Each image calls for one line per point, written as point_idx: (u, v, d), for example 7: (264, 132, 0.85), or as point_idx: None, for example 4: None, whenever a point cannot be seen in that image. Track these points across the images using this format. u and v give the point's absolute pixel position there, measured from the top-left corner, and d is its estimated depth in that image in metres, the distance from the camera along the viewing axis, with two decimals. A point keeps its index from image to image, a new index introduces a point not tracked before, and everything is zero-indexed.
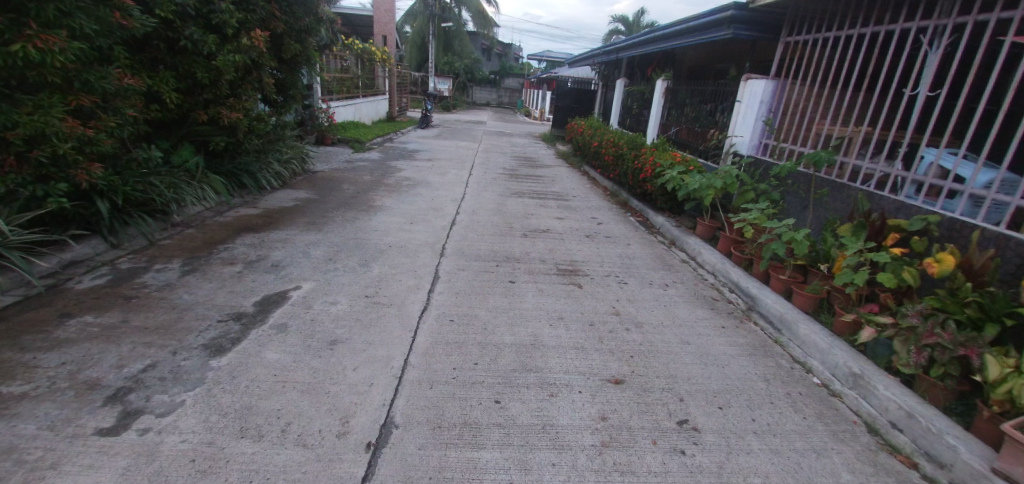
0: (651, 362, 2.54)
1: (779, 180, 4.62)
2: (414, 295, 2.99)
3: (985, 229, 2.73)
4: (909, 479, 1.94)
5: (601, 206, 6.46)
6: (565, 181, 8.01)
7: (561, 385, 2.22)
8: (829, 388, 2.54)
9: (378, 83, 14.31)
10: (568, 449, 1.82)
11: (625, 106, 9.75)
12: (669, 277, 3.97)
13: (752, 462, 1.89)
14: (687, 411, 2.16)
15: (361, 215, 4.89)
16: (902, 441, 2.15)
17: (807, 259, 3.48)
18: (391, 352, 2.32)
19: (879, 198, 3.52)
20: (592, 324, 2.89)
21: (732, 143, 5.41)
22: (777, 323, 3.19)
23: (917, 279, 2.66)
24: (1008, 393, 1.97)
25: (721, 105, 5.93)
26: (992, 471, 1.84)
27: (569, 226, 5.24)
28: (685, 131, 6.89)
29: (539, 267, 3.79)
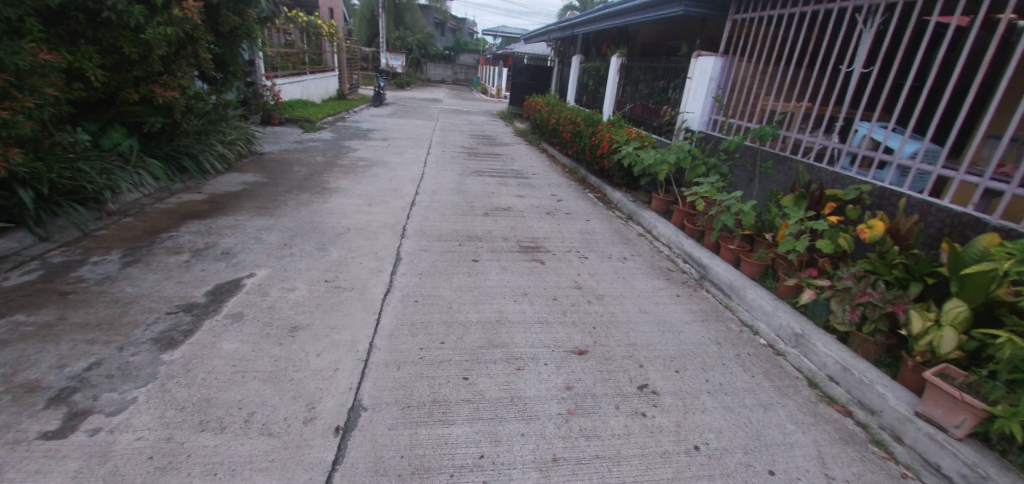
0: (612, 332, 2.64)
1: (728, 154, 4.82)
2: (376, 278, 2.95)
3: (910, 197, 2.97)
4: (844, 426, 2.14)
5: (561, 183, 6.53)
6: (525, 159, 8.02)
7: (527, 358, 2.27)
8: (774, 347, 2.74)
9: (325, 58, 13.62)
10: (536, 418, 1.89)
11: (582, 83, 9.77)
12: (627, 250, 4.09)
13: (706, 419, 2.02)
14: (647, 376, 2.27)
15: (316, 198, 4.73)
16: (838, 392, 2.36)
17: (753, 229, 3.67)
18: (355, 336, 2.29)
19: (819, 170, 3.74)
20: (555, 298, 2.96)
21: (683, 119, 5.54)
22: (727, 290, 3.38)
23: (851, 244, 2.87)
24: (929, 345, 2.18)
25: (674, 82, 6.05)
26: (915, 414, 2.05)
27: (530, 204, 5.27)
28: (640, 107, 7.01)
29: (501, 245, 3.80)
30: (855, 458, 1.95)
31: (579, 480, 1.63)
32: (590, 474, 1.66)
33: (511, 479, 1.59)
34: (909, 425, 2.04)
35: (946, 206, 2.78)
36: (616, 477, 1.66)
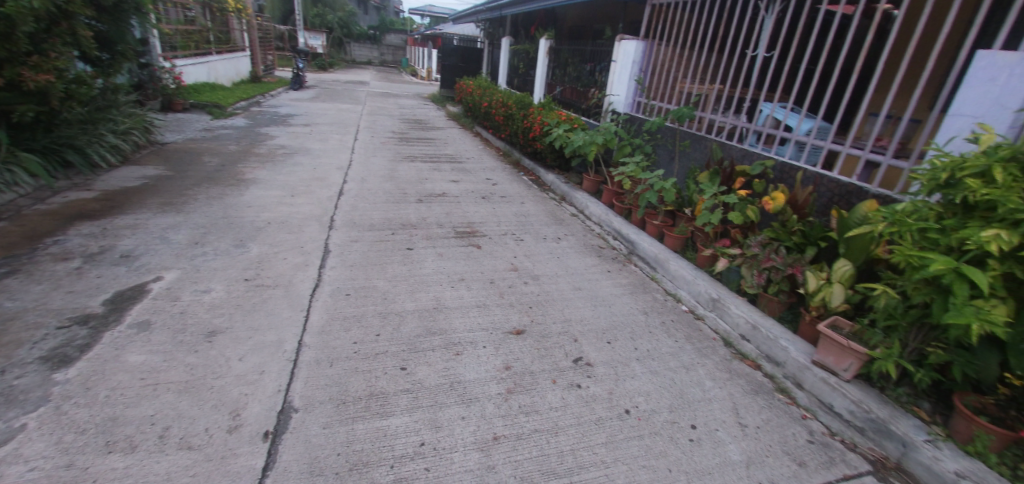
0: (548, 310, 2.72)
1: (651, 134, 5.05)
2: (302, 273, 2.81)
3: (806, 170, 3.29)
4: (754, 378, 2.38)
5: (495, 166, 6.53)
6: (457, 143, 7.90)
7: (466, 343, 2.28)
8: (695, 313, 2.96)
9: (234, 37, 12.48)
10: (475, 400, 1.91)
11: (513, 65, 9.74)
12: (561, 230, 4.19)
13: (636, 385, 2.16)
14: (581, 350, 2.37)
15: (230, 190, 4.37)
16: (749, 348, 2.60)
17: (675, 205, 3.91)
18: (282, 335, 2.18)
19: (730, 147, 4.03)
20: (492, 282, 2.98)
21: (610, 102, 5.73)
22: (653, 263, 3.58)
23: (758, 215, 3.14)
24: (821, 301, 2.46)
25: (600, 65, 6.20)
26: (812, 363, 2.32)
27: (464, 188, 5.23)
28: (569, 90, 7.13)
29: (436, 232, 3.75)
30: (763, 405, 2.18)
31: (519, 456, 1.68)
32: (530, 449, 1.71)
33: (453, 463, 1.60)
34: (807, 372, 2.30)
35: (835, 178, 3.11)
36: (555, 448, 1.74)
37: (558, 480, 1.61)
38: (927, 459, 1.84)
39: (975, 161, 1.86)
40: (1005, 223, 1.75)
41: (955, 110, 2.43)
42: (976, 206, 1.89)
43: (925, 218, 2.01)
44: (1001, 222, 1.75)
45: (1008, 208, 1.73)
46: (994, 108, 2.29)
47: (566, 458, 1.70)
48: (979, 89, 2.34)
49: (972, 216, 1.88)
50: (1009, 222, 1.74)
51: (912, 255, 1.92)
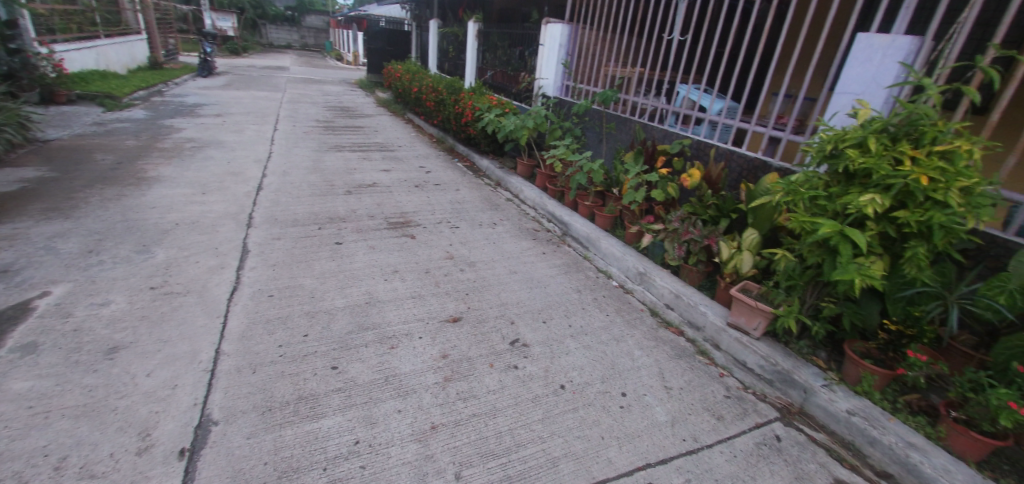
0: (485, 296, 2.73)
1: (579, 117, 5.16)
2: (218, 276, 2.61)
3: (719, 147, 3.51)
4: (678, 344, 2.55)
5: (428, 153, 6.40)
6: (388, 130, 7.64)
7: (401, 336, 2.24)
8: (624, 287, 3.11)
9: (125, 18, 11.16)
10: (412, 392, 1.89)
11: (442, 49, 9.49)
12: (497, 216, 4.21)
13: (571, 361, 2.24)
14: (518, 332, 2.41)
15: (130, 190, 3.95)
16: (674, 316, 2.78)
17: (603, 185, 4.04)
18: (197, 345, 2.02)
19: (652, 128, 4.21)
20: (427, 271, 2.94)
21: (539, 86, 5.77)
22: (585, 242, 3.70)
23: (678, 191, 3.33)
24: (734, 267, 2.67)
25: (529, 49, 6.20)
26: (727, 325, 2.52)
27: (396, 177, 5.08)
28: (500, 74, 7.09)
29: (367, 224, 3.62)
30: (686, 368, 2.34)
31: (458, 442, 1.69)
32: (467, 434, 1.73)
33: (389, 458, 1.59)
34: (723, 333, 2.50)
35: (744, 154, 3.34)
36: (493, 429, 1.77)
37: (497, 460, 1.64)
38: (822, 401, 2.07)
39: (854, 134, 2.07)
40: (879, 188, 1.97)
41: (841, 89, 2.69)
42: (856, 175, 2.12)
43: (816, 187, 2.23)
44: (876, 187, 1.98)
45: (881, 175, 1.95)
46: (871, 86, 2.55)
47: (504, 438, 1.74)
48: (859, 69, 2.60)
49: (854, 183, 2.10)
50: (881, 187, 1.97)
51: (806, 221, 2.13)
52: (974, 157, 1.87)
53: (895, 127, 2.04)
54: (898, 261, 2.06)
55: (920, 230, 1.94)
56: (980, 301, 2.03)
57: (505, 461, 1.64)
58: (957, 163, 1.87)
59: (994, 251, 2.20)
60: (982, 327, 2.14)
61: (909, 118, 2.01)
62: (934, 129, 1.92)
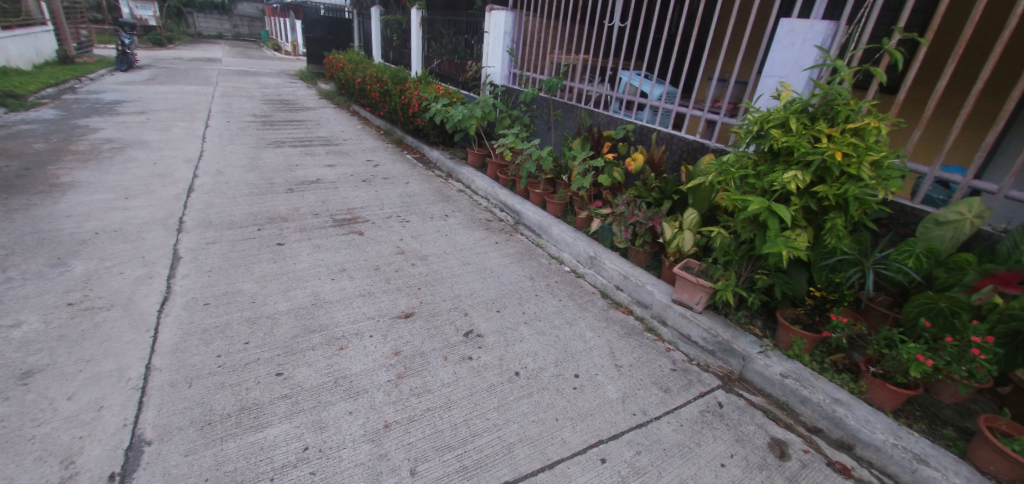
0: (437, 289, 2.71)
1: (527, 105, 5.16)
2: (146, 286, 2.44)
3: (660, 131, 3.62)
4: (628, 323, 2.64)
5: (375, 146, 6.22)
6: (332, 123, 7.34)
7: (350, 336, 2.18)
8: (576, 272, 3.18)
9: (25, 6, 10.07)
10: (363, 393, 1.85)
11: (386, 37, 9.18)
12: (448, 207, 4.16)
13: (524, 347, 2.27)
14: (472, 323, 2.41)
15: (40, 198, 3.60)
16: (623, 297, 2.87)
17: (553, 172, 4.08)
18: (125, 362, 1.89)
19: (597, 114, 4.28)
20: (377, 268, 2.87)
21: (487, 74, 5.73)
22: (537, 229, 3.74)
23: (623, 176, 3.42)
24: (677, 247, 2.79)
25: (475, 37, 6.11)
26: (673, 301, 2.63)
27: (342, 172, 4.91)
28: (446, 63, 6.95)
29: (311, 222, 3.48)
30: (635, 345, 2.43)
31: (412, 438, 1.68)
32: (422, 429, 1.72)
33: (341, 461, 1.56)
34: (669, 310, 2.61)
35: (683, 137, 3.46)
36: (448, 422, 1.77)
37: (452, 452, 1.64)
38: (759, 367, 2.22)
39: (777, 114, 2.20)
40: (801, 165, 2.10)
41: (767, 72, 2.83)
42: (780, 154, 2.24)
43: (746, 166, 2.35)
44: (798, 164, 2.11)
45: (801, 152, 2.08)
46: (793, 69, 2.70)
47: (460, 429, 1.74)
48: (783, 53, 2.74)
49: (778, 160, 2.24)
50: (802, 164, 2.10)
51: (738, 199, 2.25)
52: (881, 133, 2.03)
53: (813, 107, 2.18)
54: (820, 232, 2.22)
55: (837, 203, 2.10)
56: (892, 265, 2.22)
57: (461, 452, 1.65)
58: (867, 138, 2.02)
59: (903, 219, 2.41)
60: (895, 288, 2.35)
61: (825, 98, 2.15)
62: (846, 107, 2.07)
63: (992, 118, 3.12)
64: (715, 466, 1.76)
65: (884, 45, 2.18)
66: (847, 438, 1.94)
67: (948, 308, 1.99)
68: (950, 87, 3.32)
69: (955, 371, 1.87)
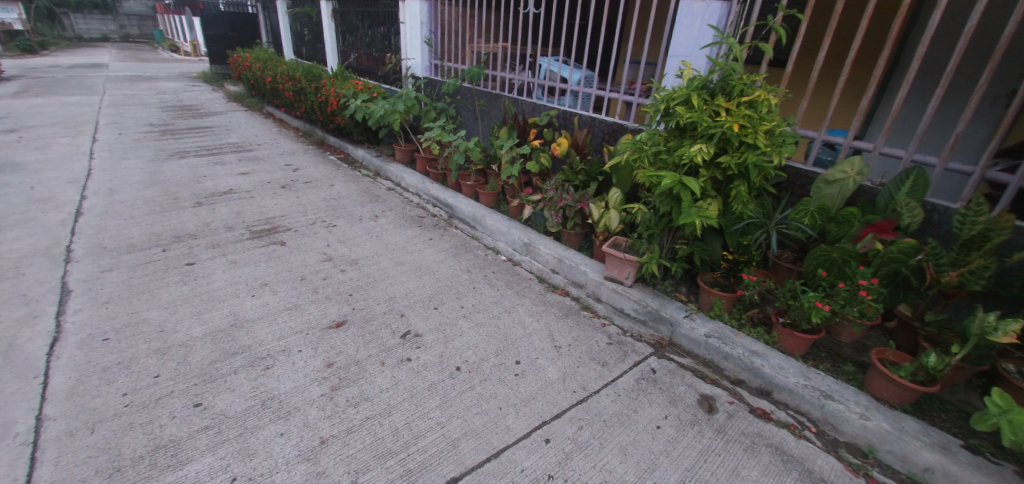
0: (370, 293, 2.62)
1: (451, 97, 5.08)
2: (31, 327, 2.16)
3: (581, 115, 3.70)
4: (565, 304, 2.70)
5: (295, 149, 5.87)
6: (243, 128, 6.83)
7: (276, 354, 2.06)
8: (512, 260, 3.21)
9: None
10: (295, 411, 1.76)
11: (297, 32, 8.62)
12: (378, 207, 4.02)
13: (464, 341, 2.26)
14: (409, 323, 2.36)
15: None
16: (560, 280, 2.94)
17: (482, 163, 4.06)
18: (10, 416, 1.67)
19: (521, 102, 4.30)
20: (303, 278, 2.73)
21: (407, 67, 5.57)
22: (471, 222, 3.72)
23: (550, 161, 3.48)
24: (605, 226, 2.88)
25: (391, 28, 5.90)
26: (606, 278, 2.73)
27: (257, 179, 4.59)
28: (364, 57, 6.66)
29: (225, 237, 3.23)
30: (573, 325, 2.50)
31: (351, 450, 1.63)
32: (361, 439, 1.67)
33: None
34: (603, 287, 2.71)
35: (603, 119, 3.55)
36: (389, 428, 1.73)
37: (395, 457, 1.61)
38: (686, 330, 2.36)
39: (680, 92, 2.31)
40: (705, 138, 2.23)
41: (673, 52, 2.97)
42: (687, 129, 2.36)
43: (658, 143, 2.47)
44: (702, 138, 2.25)
45: (704, 126, 2.21)
46: (695, 49, 2.85)
47: (402, 433, 1.71)
48: (685, 33, 2.87)
49: (685, 135, 2.36)
50: (707, 137, 2.23)
51: (653, 175, 2.35)
52: (771, 104, 2.20)
53: (711, 83, 2.31)
54: (729, 200, 2.38)
55: (740, 172, 2.26)
56: (792, 225, 2.43)
57: (404, 457, 1.62)
58: (760, 110, 2.18)
59: (799, 182, 2.64)
60: (797, 245, 2.59)
61: (722, 74, 2.29)
62: (740, 82, 2.22)
63: (864, 85, 3.50)
64: (651, 429, 1.86)
65: (769, 22, 2.32)
66: (765, 385, 2.12)
67: (840, 257, 2.20)
68: (828, 58, 3.67)
69: (849, 312, 2.10)
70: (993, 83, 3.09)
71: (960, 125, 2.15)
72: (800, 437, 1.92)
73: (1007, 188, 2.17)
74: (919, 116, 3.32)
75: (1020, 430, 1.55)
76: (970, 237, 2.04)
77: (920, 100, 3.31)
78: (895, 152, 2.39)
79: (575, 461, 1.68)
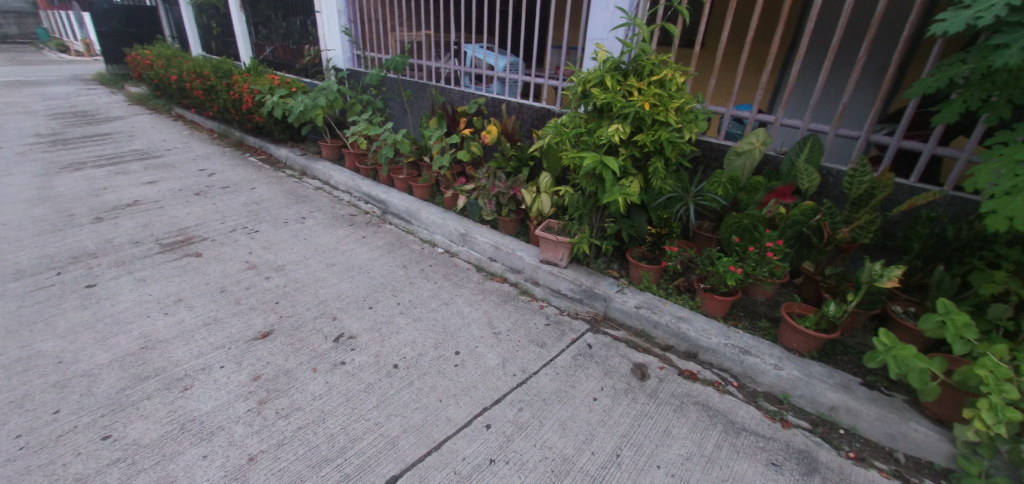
0: (299, 298, 2.51)
1: (377, 88, 4.90)
2: None
3: (509, 102, 3.69)
4: (505, 291, 2.73)
5: (209, 153, 5.45)
6: (148, 132, 6.25)
7: (196, 373, 1.93)
8: (449, 251, 3.18)
9: None
10: (219, 431, 1.67)
11: (203, 25, 7.96)
12: (305, 209, 3.83)
13: (400, 338, 2.22)
14: (342, 326, 2.29)
15: None
16: (498, 267, 2.96)
17: (414, 154, 3.96)
18: None
19: (448, 90, 4.22)
20: (223, 290, 2.56)
21: (327, 59, 5.31)
22: (406, 217, 3.64)
23: (480, 149, 3.46)
24: (537, 210, 2.92)
25: (307, 19, 5.58)
26: (542, 262, 2.78)
27: (167, 188, 4.23)
28: (280, 49, 6.27)
29: (131, 253, 2.96)
30: (512, 311, 2.53)
31: (284, 462, 1.57)
32: (293, 451, 1.61)
33: None
34: (539, 270, 2.76)
35: (530, 105, 3.56)
36: (323, 435, 1.68)
37: (331, 464, 1.57)
38: (618, 304, 2.46)
39: (595, 74, 2.37)
40: (621, 118, 2.31)
41: (590, 36, 3.02)
42: (605, 111, 2.43)
43: (579, 125, 2.52)
44: (618, 118, 2.32)
45: (619, 107, 2.28)
46: (609, 32, 2.91)
47: (337, 438, 1.67)
48: (600, 16, 2.92)
49: (603, 117, 2.43)
50: (624, 117, 2.31)
51: (575, 157, 2.41)
52: (679, 82, 2.31)
53: (624, 64, 2.38)
54: (649, 178, 2.49)
55: (655, 149, 2.37)
56: (708, 197, 2.58)
57: (340, 462, 1.58)
58: (669, 88, 2.29)
59: (713, 155, 2.80)
60: (714, 215, 2.76)
61: (633, 56, 2.37)
62: (649, 62, 2.31)
63: (765, 61, 3.75)
64: (589, 402, 1.94)
65: (674, 4, 2.40)
66: (692, 348, 2.26)
67: (750, 223, 2.40)
68: (731, 37, 3.89)
69: (760, 273, 2.27)
70: (871, 56, 3.43)
71: (845, 95, 2.34)
72: (723, 393, 2.08)
73: (887, 150, 2.39)
74: (812, 89, 3.62)
75: (903, 364, 1.75)
76: (858, 195, 2.26)
77: (813, 72, 3.60)
78: (792, 123, 2.58)
79: (516, 442, 1.72)
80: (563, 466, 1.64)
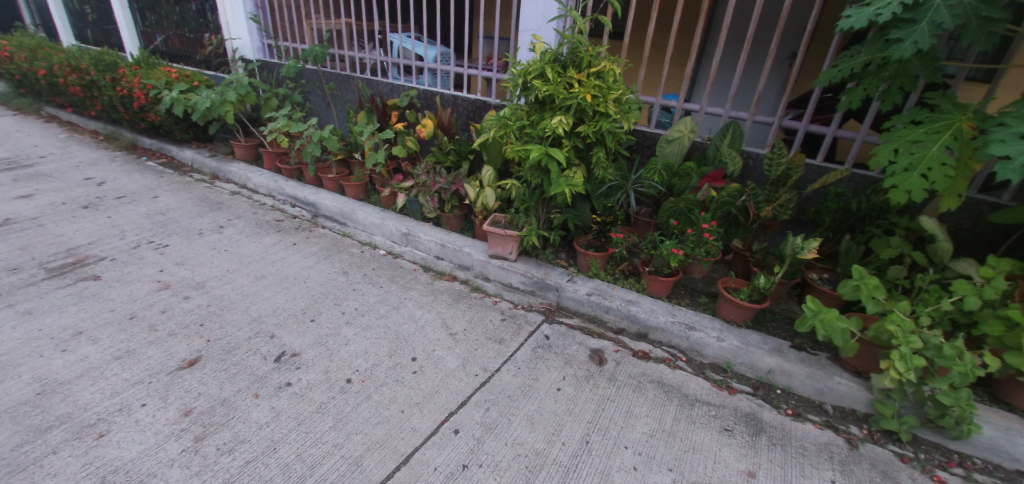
0: (229, 318, 2.27)
1: (295, 82, 4.55)
2: None
3: (443, 94, 3.58)
4: (456, 289, 2.66)
5: (94, 158, 4.76)
6: (12, 137, 5.33)
7: (112, 415, 1.68)
8: (392, 252, 3.04)
9: None
10: (150, 478, 1.47)
11: (74, 10, 6.91)
12: (221, 216, 3.49)
13: (350, 350, 2.09)
14: (282, 344, 2.11)
15: None
16: (445, 266, 2.88)
17: (343, 151, 3.72)
18: None
19: (376, 83, 4.00)
20: (134, 316, 2.26)
21: (234, 49, 4.83)
22: (340, 219, 3.42)
23: (416, 144, 3.32)
24: (482, 204, 2.87)
25: (205, 4, 5.02)
26: (491, 257, 2.74)
27: (46, 201, 3.64)
28: (174, 38, 5.61)
29: (8, 282, 2.51)
30: (465, 309, 2.47)
31: None
32: None
33: None
34: (488, 265, 2.73)
35: (466, 97, 3.48)
36: (277, 466, 1.54)
37: None
38: (571, 293, 2.49)
39: (535, 66, 2.34)
40: (563, 110, 2.32)
41: (523, 27, 2.99)
42: (546, 102, 2.42)
43: (521, 118, 2.50)
44: (561, 109, 2.33)
45: (561, 98, 2.30)
46: (544, 23, 2.90)
47: (294, 467, 1.54)
48: (533, 6, 2.90)
49: (545, 108, 2.43)
50: (566, 108, 2.32)
51: (521, 150, 2.39)
52: (616, 73, 2.35)
53: (562, 55, 2.39)
54: (591, 167, 2.53)
55: (597, 139, 2.41)
56: (646, 183, 2.67)
57: None
58: (607, 80, 2.32)
59: (646, 143, 2.91)
60: (651, 200, 2.87)
61: (571, 47, 2.37)
62: (587, 54, 2.32)
63: (687, 52, 3.97)
64: (553, 393, 1.95)
65: None
66: (643, 329, 2.35)
67: (685, 207, 2.51)
68: (657, 30, 4.07)
69: (698, 253, 2.40)
70: (779, 46, 3.74)
71: (761, 85, 2.49)
72: (675, 368, 2.18)
73: (797, 133, 2.61)
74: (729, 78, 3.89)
75: (829, 327, 1.92)
76: (777, 176, 2.45)
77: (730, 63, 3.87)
78: (716, 111, 2.73)
79: (486, 444, 1.68)
80: (536, 461, 1.63)
